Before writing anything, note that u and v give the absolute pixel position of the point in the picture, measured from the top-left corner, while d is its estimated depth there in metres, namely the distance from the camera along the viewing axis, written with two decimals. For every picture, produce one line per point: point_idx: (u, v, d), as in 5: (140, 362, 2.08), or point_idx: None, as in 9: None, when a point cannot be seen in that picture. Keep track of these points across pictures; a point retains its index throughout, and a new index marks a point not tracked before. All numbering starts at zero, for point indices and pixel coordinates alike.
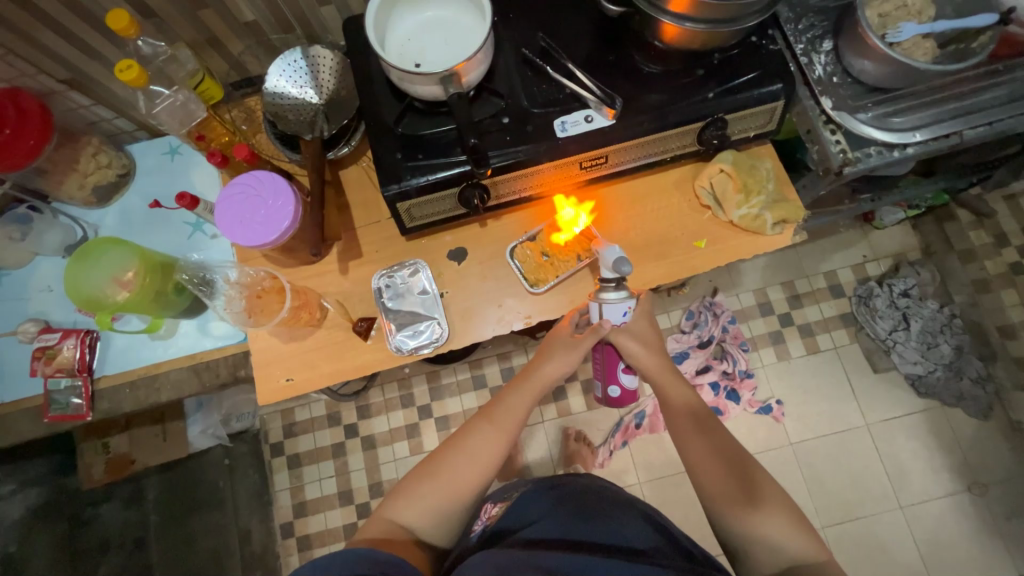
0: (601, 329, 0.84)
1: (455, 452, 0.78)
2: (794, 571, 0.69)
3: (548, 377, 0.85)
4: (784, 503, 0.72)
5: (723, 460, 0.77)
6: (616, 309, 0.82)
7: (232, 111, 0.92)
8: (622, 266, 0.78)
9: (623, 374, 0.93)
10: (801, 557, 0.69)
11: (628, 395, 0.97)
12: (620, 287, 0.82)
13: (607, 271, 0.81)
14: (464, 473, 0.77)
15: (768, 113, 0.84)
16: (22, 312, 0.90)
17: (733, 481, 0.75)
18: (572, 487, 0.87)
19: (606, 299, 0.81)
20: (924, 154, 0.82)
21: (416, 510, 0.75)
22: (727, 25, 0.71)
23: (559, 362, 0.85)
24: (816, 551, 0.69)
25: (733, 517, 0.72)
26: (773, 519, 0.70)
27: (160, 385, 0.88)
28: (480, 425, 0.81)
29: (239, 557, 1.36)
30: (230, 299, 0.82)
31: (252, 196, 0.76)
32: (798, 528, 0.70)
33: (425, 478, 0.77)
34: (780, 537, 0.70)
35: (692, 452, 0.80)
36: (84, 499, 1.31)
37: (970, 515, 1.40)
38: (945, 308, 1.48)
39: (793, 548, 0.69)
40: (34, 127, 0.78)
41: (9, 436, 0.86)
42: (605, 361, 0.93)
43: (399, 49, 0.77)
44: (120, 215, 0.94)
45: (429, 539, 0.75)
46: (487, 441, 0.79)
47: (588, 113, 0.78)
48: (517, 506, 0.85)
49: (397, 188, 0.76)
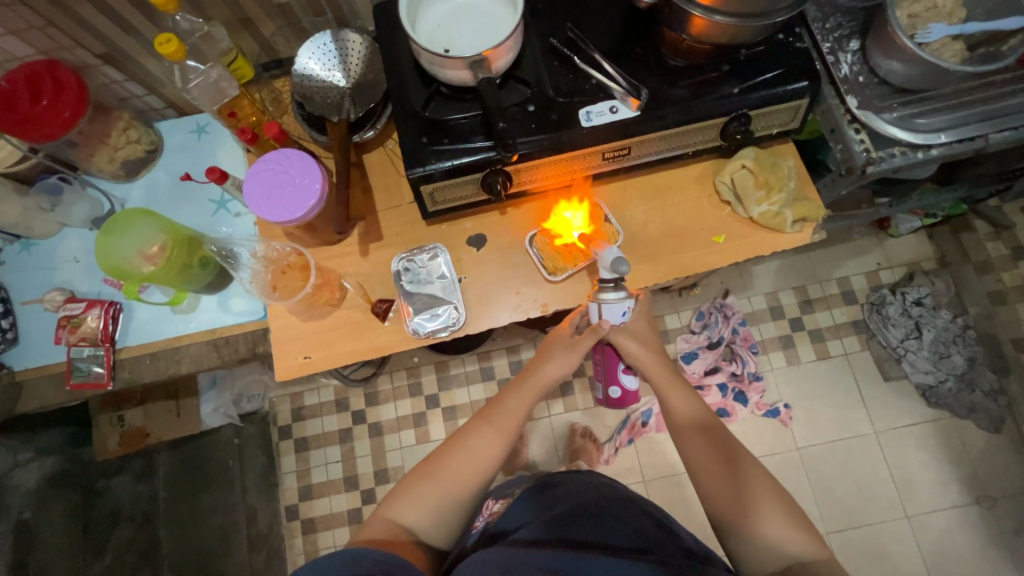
0: (601, 330, 0.85)
1: (454, 451, 0.79)
2: (793, 570, 0.67)
3: (547, 377, 0.87)
4: (783, 501, 0.72)
5: (720, 458, 0.77)
6: (616, 309, 0.81)
7: (261, 91, 0.94)
8: (620, 267, 0.77)
9: (623, 374, 0.94)
10: (801, 556, 0.67)
11: (629, 396, 0.98)
12: (619, 287, 0.82)
13: (606, 271, 0.81)
14: (464, 472, 0.78)
15: (792, 111, 0.84)
16: (48, 281, 0.92)
17: (727, 479, 0.75)
18: (569, 490, 0.87)
19: (605, 300, 0.81)
20: (947, 157, 0.83)
21: (415, 509, 0.74)
22: (755, 19, 0.71)
23: (560, 362, 0.87)
24: (817, 551, 0.68)
25: (730, 517, 0.72)
26: (772, 518, 0.70)
27: (179, 358, 0.89)
28: (481, 424, 0.83)
29: (245, 535, 1.39)
30: (256, 272, 0.86)
31: (280, 172, 0.77)
32: (798, 527, 0.69)
33: (423, 477, 0.77)
34: (781, 537, 0.69)
35: (690, 452, 0.81)
36: (98, 470, 1.32)
37: (977, 527, 1.39)
38: (958, 319, 1.47)
39: (790, 545, 0.68)
40: (71, 101, 0.80)
41: (33, 400, 0.88)
42: (605, 361, 0.94)
43: (428, 34, 0.78)
44: (146, 189, 0.95)
45: (429, 540, 0.74)
46: (487, 440, 0.81)
47: (613, 104, 0.79)
48: (515, 508, 0.86)
49: (421, 171, 0.77)
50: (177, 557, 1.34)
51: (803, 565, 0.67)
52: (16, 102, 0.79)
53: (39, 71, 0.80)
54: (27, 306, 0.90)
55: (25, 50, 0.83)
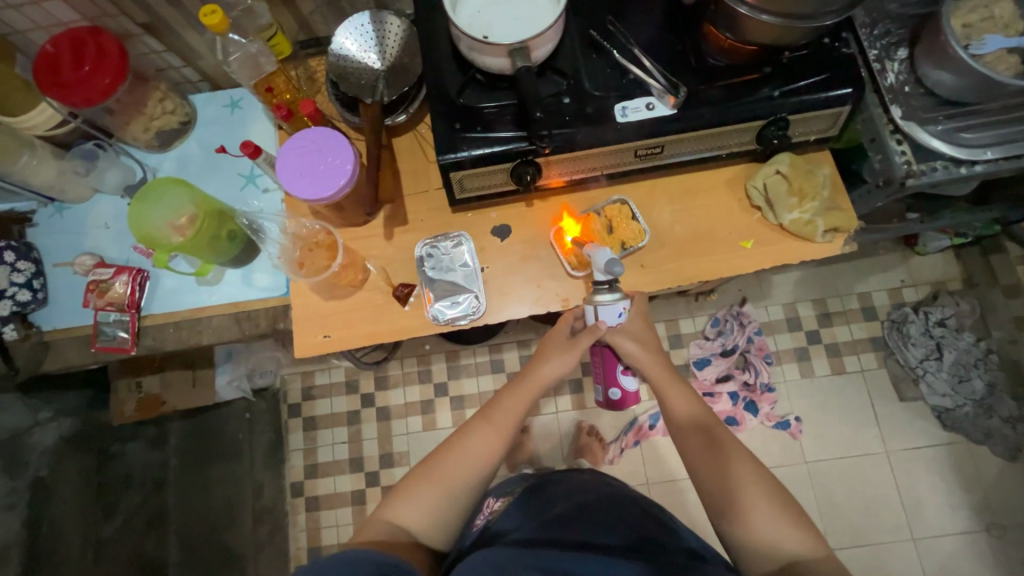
0: (598, 330, 0.85)
1: (452, 453, 0.78)
2: (794, 567, 0.65)
3: (546, 377, 0.86)
4: (780, 500, 0.70)
5: (711, 454, 0.77)
6: (611, 310, 0.82)
7: (297, 70, 0.95)
8: (613, 268, 0.78)
9: (623, 376, 0.94)
10: (800, 554, 0.66)
11: (629, 398, 0.97)
12: (614, 289, 0.83)
13: (601, 273, 0.81)
14: (462, 472, 0.77)
15: (833, 118, 0.82)
16: (79, 246, 0.93)
17: (721, 476, 0.74)
18: (566, 490, 0.87)
19: (600, 301, 0.82)
20: (990, 175, 0.80)
21: (415, 510, 0.73)
22: (802, 21, 0.69)
23: (557, 363, 0.86)
24: (816, 548, 0.66)
25: (727, 516, 0.71)
26: (766, 516, 0.69)
27: (201, 329, 0.90)
28: (478, 425, 0.82)
29: (251, 508, 1.41)
30: (284, 247, 0.87)
31: (314, 149, 0.77)
32: (795, 522, 0.68)
33: (422, 479, 0.76)
34: (779, 534, 0.67)
35: (689, 453, 0.79)
36: (113, 434, 1.30)
37: (985, 555, 1.36)
38: (980, 343, 1.44)
39: (786, 543, 0.67)
40: (112, 67, 0.81)
41: (58, 361, 0.90)
42: (604, 364, 0.95)
43: (468, 19, 0.77)
44: (178, 161, 0.96)
45: (429, 542, 0.73)
46: (485, 440, 0.80)
47: (650, 101, 0.77)
48: (512, 510, 0.86)
49: (452, 157, 0.77)
50: (185, 524, 1.36)
51: (803, 564, 0.65)
52: (59, 67, 0.80)
53: (83, 37, 0.81)
54: (57, 269, 0.92)
55: (70, 15, 0.83)
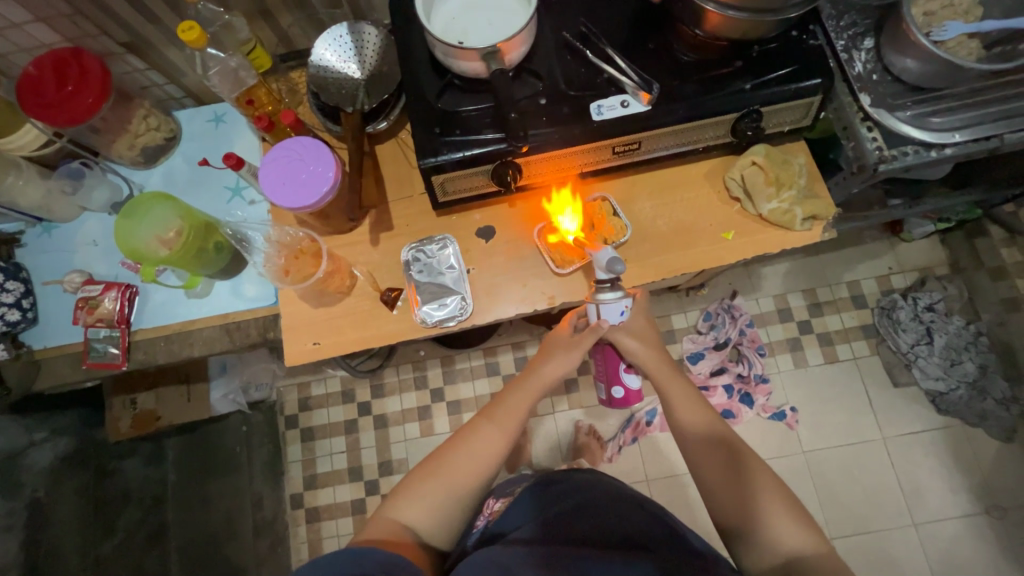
0: (601, 328, 0.85)
1: (454, 453, 0.79)
2: (792, 565, 0.65)
3: (548, 377, 0.87)
4: (781, 499, 0.70)
5: (712, 449, 0.78)
6: (613, 309, 0.81)
7: (279, 83, 0.97)
8: (614, 266, 0.75)
9: (625, 374, 0.94)
10: (799, 551, 0.65)
11: (632, 395, 0.98)
12: (616, 287, 0.81)
13: (602, 271, 0.79)
14: (465, 472, 0.77)
15: (804, 108, 0.84)
16: (68, 263, 0.94)
17: (722, 471, 0.75)
18: (568, 486, 0.87)
19: (602, 299, 0.80)
20: (963, 157, 0.82)
21: (417, 508, 0.74)
22: (768, 14, 0.70)
23: (560, 362, 0.88)
24: (816, 546, 0.66)
25: (733, 516, 0.71)
26: (770, 515, 0.68)
27: (193, 340, 0.91)
28: (481, 424, 0.82)
29: (252, 521, 1.41)
30: (268, 256, 0.87)
31: (295, 158, 0.79)
32: (797, 520, 0.68)
33: (424, 479, 0.76)
34: (781, 534, 0.67)
35: (690, 450, 0.80)
36: (110, 451, 1.28)
37: (986, 537, 1.36)
38: (971, 326, 1.45)
39: (785, 540, 0.66)
40: (93, 86, 0.82)
41: (51, 378, 0.90)
42: (605, 361, 0.95)
43: (443, 26, 0.79)
44: (164, 176, 0.98)
45: (430, 540, 0.73)
46: (488, 440, 0.80)
47: (624, 98, 0.79)
48: (514, 509, 0.86)
49: (432, 161, 0.78)
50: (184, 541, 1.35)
51: (802, 561, 0.65)
52: (42, 87, 0.81)
53: (66, 58, 0.82)
54: (47, 287, 0.92)
55: (52, 36, 0.85)
